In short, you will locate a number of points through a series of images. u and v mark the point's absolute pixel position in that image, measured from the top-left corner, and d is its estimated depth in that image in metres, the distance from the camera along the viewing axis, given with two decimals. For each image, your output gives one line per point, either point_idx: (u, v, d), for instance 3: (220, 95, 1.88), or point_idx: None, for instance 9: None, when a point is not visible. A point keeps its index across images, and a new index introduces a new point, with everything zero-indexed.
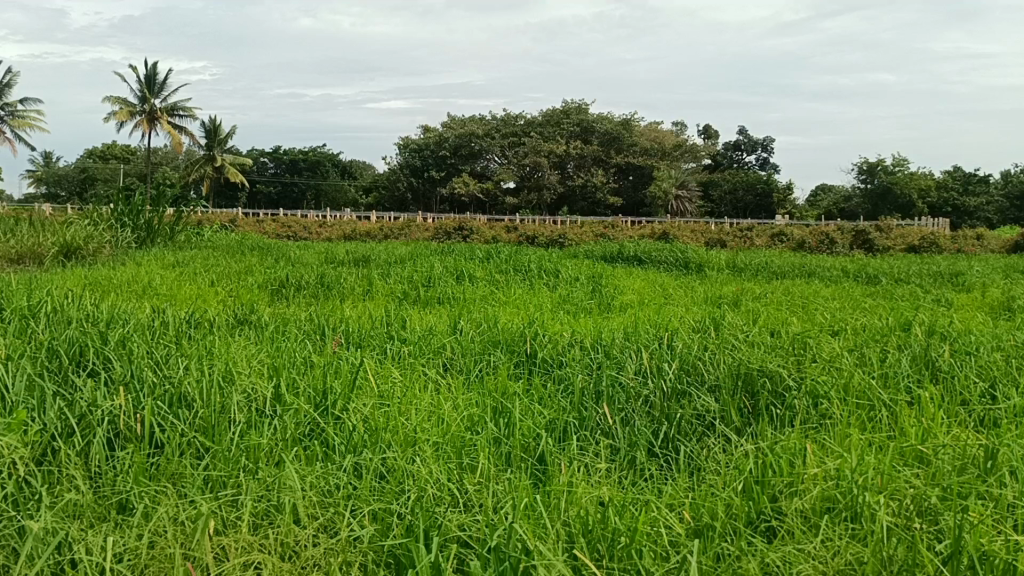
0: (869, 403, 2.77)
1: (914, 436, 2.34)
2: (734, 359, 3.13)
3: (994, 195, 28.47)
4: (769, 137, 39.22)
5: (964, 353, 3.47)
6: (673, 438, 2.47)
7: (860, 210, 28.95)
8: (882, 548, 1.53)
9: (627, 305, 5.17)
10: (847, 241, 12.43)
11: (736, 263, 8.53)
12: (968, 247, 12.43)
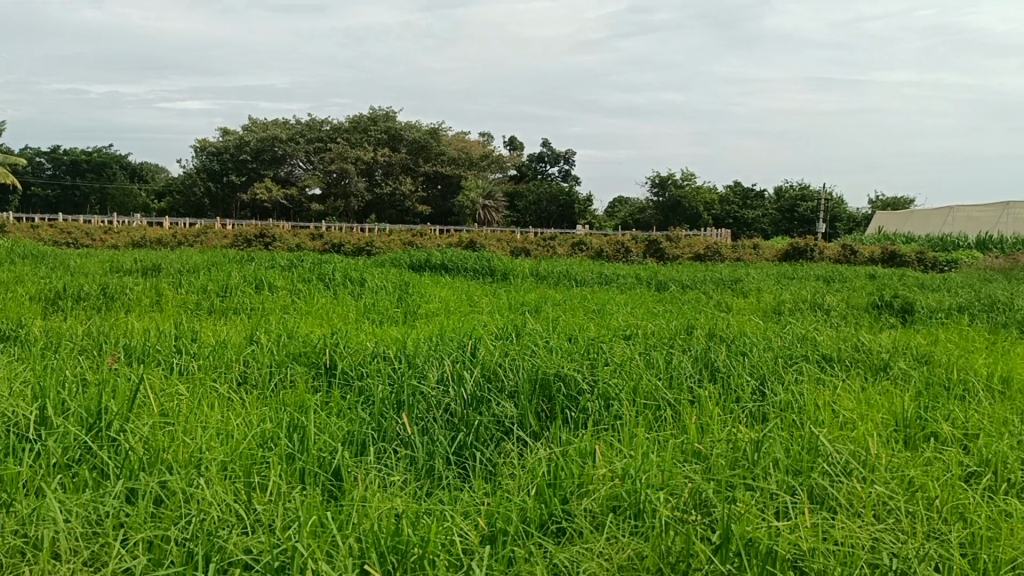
0: (655, 403, 2.94)
1: (695, 434, 2.49)
2: (533, 364, 3.20)
3: (768, 210, 31.18)
4: (570, 151, 40.81)
5: (739, 355, 3.76)
6: (471, 445, 2.49)
7: (654, 222, 30.73)
8: (663, 541, 1.62)
9: (432, 314, 5.19)
10: (640, 250, 13.17)
11: (539, 271, 8.77)
12: (746, 256, 13.51)
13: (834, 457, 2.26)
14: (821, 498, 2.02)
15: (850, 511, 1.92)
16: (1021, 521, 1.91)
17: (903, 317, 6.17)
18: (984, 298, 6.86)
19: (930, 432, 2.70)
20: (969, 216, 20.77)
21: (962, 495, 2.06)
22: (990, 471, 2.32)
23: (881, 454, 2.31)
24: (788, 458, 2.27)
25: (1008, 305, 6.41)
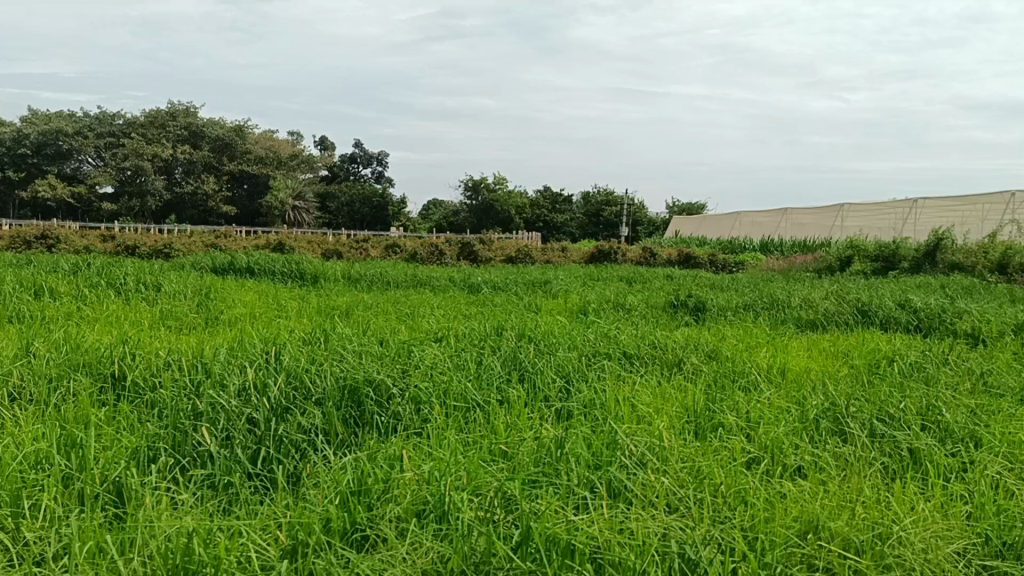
0: (465, 405, 2.95)
1: (502, 433, 2.53)
2: (341, 369, 3.12)
3: (576, 214, 32.43)
4: (383, 153, 40.50)
5: (547, 354, 3.86)
6: (273, 456, 2.39)
7: (467, 225, 31.09)
8: (465, 543, 1.63)
9: (235, 319, 4.96)
10: (454, 253, 13.29)
11: (350, 274, 8.63)
12: (556, 258, 13.94)
13: (631, 451, 2.37)
14: (618, 492, 2.11)
15: (645, 502, 2.02)
16: (794, 501, 2.09)
17: (696, 315, 6.60)
18: (765, 297, 7.48)
19: (717, 422, 2.90)
20: (754, 221, 22.59)
21: (743, 480, 2.22)
22: (767, 456, 2.52)
23: (673, 446, 2.45)
24: (589, 453, 2.36)
25: (786, 302, 7.02)
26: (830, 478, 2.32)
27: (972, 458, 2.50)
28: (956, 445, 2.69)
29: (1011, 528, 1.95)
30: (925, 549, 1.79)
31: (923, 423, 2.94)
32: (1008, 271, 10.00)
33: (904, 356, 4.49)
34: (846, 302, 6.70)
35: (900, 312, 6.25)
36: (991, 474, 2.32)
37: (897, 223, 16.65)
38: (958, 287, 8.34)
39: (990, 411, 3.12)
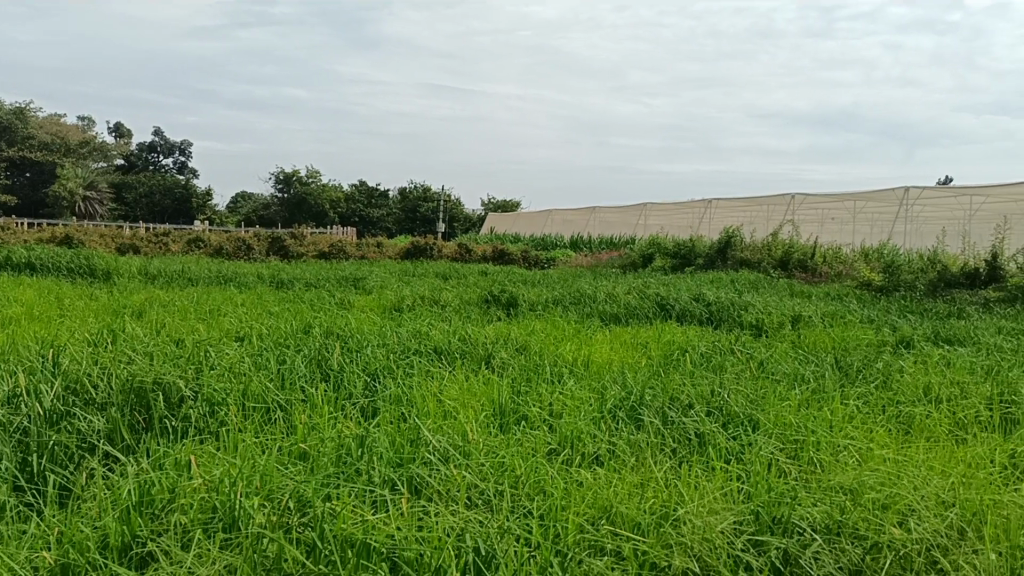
0: (264, 406, 2.84)
1: (302, 434, 2.45)
2: (128, 371, 2.91)
3: (392, 209, 32.29)
4: (186, 142, 38.38)
5: (353, 352, 3.79)
6: (45, 469, 2.19)
7: (279, 219, 30.07)
8: (254, 551, 1.57)
9: (9, 318, 4.52)
10: (263, 248, 12.83)
11: (148, 270, 8.09)
12: (370, 254, 13.76)
13: (434, 446, 2.36)
14: (419, 489, 2.10)
15: (447, 497, 2.02)
16: (589, 487, 2.17)
17: (508, 310, 6.73)
18: (573, 291, 7.76)
19: (521, 415, 2.96)
20: (564, 219, 23.36)
21: (543, 470, 2.28)
22: (567, 446, 2.61)
23: (476, 439, 2.47)
24: (391, 450, 2.34)
25: (592, 296, 7.30)
26: (623, 465, 2.43)
27: (749, 439, 2.71)
28: (736, 429, 2.90)
29: (779, 503, 2.12)
30: (704, 525, 1.91)
31: (708, 409, 3.15)
32: (788, 267, 10.93)
33: (696, 346, 4.80)
34: (647, 297, 7.07)
35: (694, 305, 6.68)
36: (765, 454, 2.51)
37: (694, 222, 17.79)
38: (746, 282, 9.01)
39: (766, 395, 3.39)
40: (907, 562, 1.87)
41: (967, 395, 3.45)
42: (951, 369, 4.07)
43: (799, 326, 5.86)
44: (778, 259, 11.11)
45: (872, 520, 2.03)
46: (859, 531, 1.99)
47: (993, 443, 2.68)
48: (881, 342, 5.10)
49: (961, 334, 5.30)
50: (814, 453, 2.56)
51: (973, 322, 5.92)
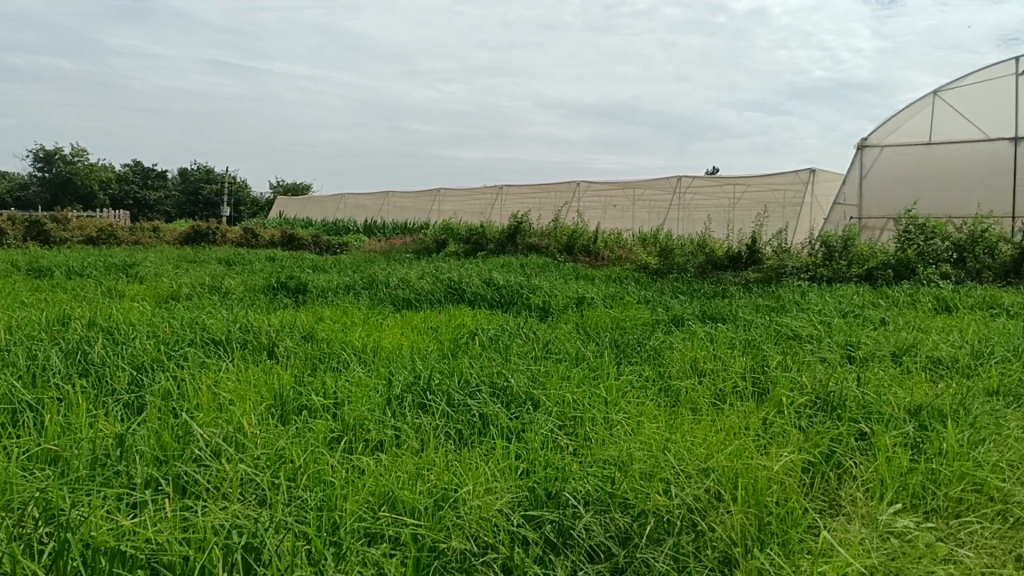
0: (9, 407, 2.56)
1: (52, 437, 2.23)
2: None
3: (171, 191, 30.36)
4: None
5: (119, 344, 3.51)
6: None
7: (39, 201, 27.37)
8: None
9: None
10: (19, 233, 11.64)
11: None
12: (146, 239, 12.86)
13: (205, 441, 2.24)
14: (187, 487, 1.98)
15: (216, 494, 1.92)
16: (369, 475, 2.14)
17: (297, 296, 6.52)
18: (364, 277, 7.63)
19: (302, 405, 2.88)
20: (357, 203, 23.02)
21: (322, 459, 2.22)
22: (349, 433, 2.56)
23: (252, 432, 2.37)
24: (156, 448, 2.19)
25: (384, 281, 7.22)
26: (406, 450, 2.42)
27: (530, 417, 2.79)
28: (517, 408, 2.98)
29: (554, 479, 2.20)
30: (480, 506, 1.94)
31: (493, 390, 3.22)
32: (574, 251, 11.38)
33: (484, 330, 4.87)
34: (439, 282, 7.10)
35: (485, 289, 6.79)
36: (544, 432, 2.60)
37: (486, 208, 18.12)
38: (534, 266, 9.29)
39: (549, 375, 3.51)
40: (669, 526, 1.99)
41: (726, 367, 3.75)
42: (714, 345, 4.40)
43: (582, 307, 6.13)
44: (564, 244, 11.56)
45: (639, 489, 2.15)
46: (628, 501, 2.10)
47: (747, 412, 2.92)
48: (655, 321, 5.44)
49: (724, 312, 5.75)
50: (589, 429, 2.68)
51: (735, 301, 6.46)
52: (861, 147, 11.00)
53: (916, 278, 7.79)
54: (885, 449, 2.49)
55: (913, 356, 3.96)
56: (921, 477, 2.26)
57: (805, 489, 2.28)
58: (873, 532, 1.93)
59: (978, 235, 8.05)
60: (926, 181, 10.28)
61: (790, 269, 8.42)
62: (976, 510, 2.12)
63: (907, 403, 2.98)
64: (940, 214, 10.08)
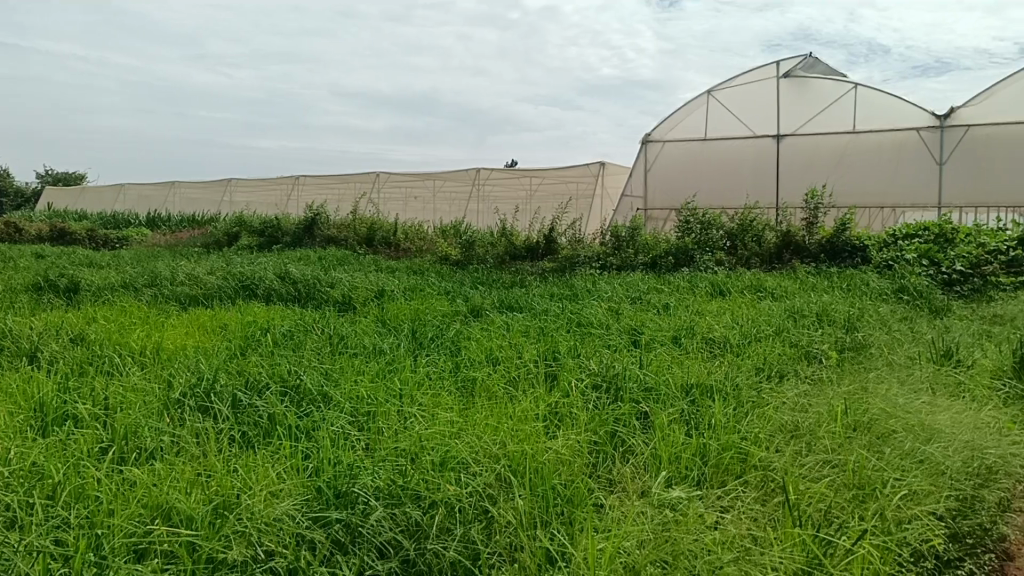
0: None
1: None
2: None
3: None
4: None
5: None
6: None
7: None
8: None
9: None
10: None
11: None
12: None
13: None
14: None
15: None
16: (141, 485, 2.00)
17: (67, 297, 5.97)
18: (145, 273, 7.11)
19: (68, 414, 2.64)
20: (139, 194, 21.49)
21: (87, 472, 2.05)
22: (120, 442, 2.38)
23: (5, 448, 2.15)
24: None
25: (168, 277, 6.77)
26: (184, 457, 2.27)
27: (322, 414, 2.71)
28: (307, 406, 2.89)
29: (344, 476, 2.14)
30: (261, 511, 1.86)
31: (283, 389, 3.10)
32: (373, 244, 11.25)
33: (277, 326, 4.69)
34: (231, 277, 6.77)
35: (280, 283, 6.54)
36: (334, 429, 2.53)
37: (281, 199, 17.50)
38: (332, 259, 9.06)
39: (343, 370, 3.44)
40: (462, 515, 2.00)
41: (520, 355, 3.83)
42: (510, 334, 4.49)
43: (381, 300, 6.05)
44: (363, 236, 11.38)
45: (430, 480, 2.14)
46: (419, 492, 2.08)
47: (537, 398, 3.00)
48: (455, 313, 5.47)
49: (521, 301, 5.88)
50: (382, 423, 2.64)
51: (532, 289, 6.64)
52: (645, 142, 11.58)
53: (695, 265, 8.36)
54: (663, 427, 2.63)
55: (691, 337, 4.24)
56: (692, 451, 2.42)
57: (590, 469, 2.37)
58: (650, 505, 2.04)
59: (747, 224, 8.74)
60: (703, 175, 11.04)
61: (583, 258, 8.79)
62: (741, 478, 2.29)
63: (684, 381, 3.18)
64: (715, 206, 10.94)
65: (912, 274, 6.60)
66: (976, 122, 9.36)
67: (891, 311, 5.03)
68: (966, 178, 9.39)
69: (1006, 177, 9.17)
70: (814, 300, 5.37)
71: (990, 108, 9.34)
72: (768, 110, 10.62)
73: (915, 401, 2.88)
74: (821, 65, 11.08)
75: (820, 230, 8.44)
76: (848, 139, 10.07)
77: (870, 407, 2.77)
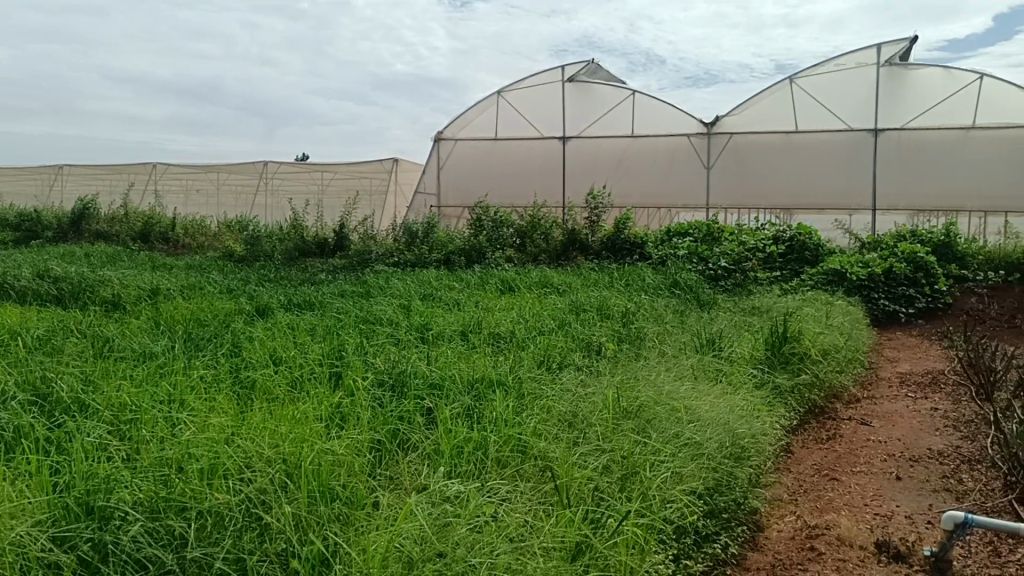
0: None
1: None
2: None
3: None
4: None
5: None
6: None
7: None
8: None
9: None
10: None
11: None
12: None
13: None
14: None
15: None
16: None
17: None
18: None
19: None
20: None
21: None
22: None
23: None
24: None
25: None
26: None
27: (77, 425, 2.49)
28: (59, 416, 2.64)
29: (97, 490, 1.98)
30: None
31: (33, 398, 2.82)
32: (150, 239, 10.50)
33: (30, 329, 4.25)
34: None
35: (38, 283, 5.95)
36: (90, 440, 2.34)
37: (42, 190, 15.94)
38: (101, 255, 8.36)
39: (106, 375, 3.18)
40: (230, 523, 1.90)
41: (304, 354, 3.71)
42: (295, 333, 4.35)
43: (156, 300, 5.66)
44: (138, 231, 10.59)
45: (196, 488, 2.02)
46: (183, 503, 1.96)
47: (318, 398, 2.91)
48: (237, 312, 5.22)
49: (310, 299, 5.72)
50: (146, 430, 2.46)
51: (322, 287, 6.47)
52: (437, 140, 11.66)
53: (486, 261, 8.53)
54: (446, 422, 2.64)
55: (479, 333, 4.30)
56: (473, 444, 2.45)
57: (371, 468, 2.34)
58: (430, 500, 2.03)
59: (535, 222, 9.01)
60: (494, 174, 11.30)
61: (376, 255, 8.70)
62: (521, 470, 2.34)
63: (469, 376, 3.21)
64: (506, 204, 11.28)
65: (683, 269, 7.10)
66: (738, 131, 10.20)
67: (665, 305, 5.36)
68: (730, 182, 10.23)
69: (763, 182, 10.08)
70: (596, 295, 5.62)
71: (749, 117, 10.21)
72: (554, 112, 10.98)
73: (679, 387, 3.09)
74: (603, 71, 11.61)
75: (602, 228, 8.87)
76: (628, 143, 10.66)
77: (640, 394, 2.94)
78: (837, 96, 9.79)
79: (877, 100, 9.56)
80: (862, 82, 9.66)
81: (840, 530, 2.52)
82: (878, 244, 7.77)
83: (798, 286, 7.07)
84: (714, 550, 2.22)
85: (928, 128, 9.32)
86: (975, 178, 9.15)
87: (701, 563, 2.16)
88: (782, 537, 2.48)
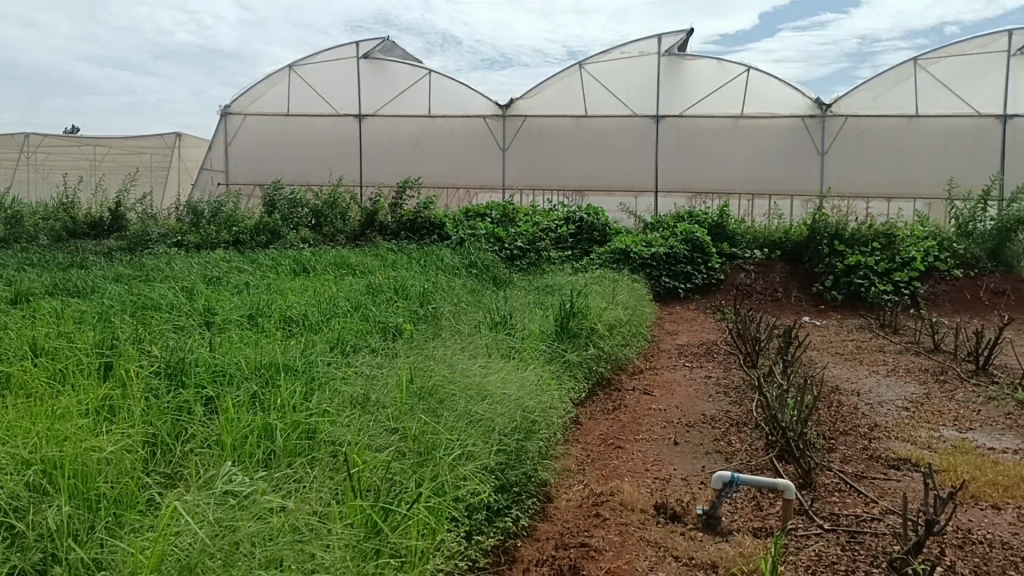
0: None
1: None
2: None
3: None
4: None
5: None
6: None
7: None
8: None
9: None
10: None
11: None
12: None
13: None
14: None
15: None
16: None
17: None
18: None
19: None
20: None
21: None
22: None
23: None
24: None
25: None
26: None
27: None
28: None
29: None
30: None
31: None
32: None
33: None
34: None
35: None
36: None
37: None
38: None
39: None
40: None
41: (69, 343, 3.40)
42: (58, 321, 3.98)
43: None
44: None
45: None
46: None
47: (84, 390, 2.68)
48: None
49: (79, 284, 5.24)
50: None
51: (94, 270, 5.97)
52: (225, 114, 11.07)
53: (280, 241, 8.22)
54: (229, 411, 2.50)
55: (269, 316, 4.13)
56: (258, 433, 2.34)
57: (144, 464, 2.17)
58: (208, 494, 1.91)
59: (331, 201, 8.79)
60: (288, 151, 10.91)
61: (156, 236, 8.15)
62: (308, 456, 2.26)
63: (256, 362, 3.07)
64: (301, 180, 10.94)
65: (479, 250, 7.19)
66: (532, 113, 10.44)
67: (461, 284, 5.39)
68: (525, 163, 10.49)
69: (556, 164, 10.42)
70: (393, 275, 5.55)
71: (542, 101, 10.47)
72: (349, 89, 10.72)
73: (471, 366, 3.11)
74: (399, 49, 11.47)
75: (400, 209, 8.79)
76: (424, 122, 10.62)
77: (433, 374, 2.93)
78: (623, 83, 10.23)
79: (659, 89, 10.09)
80: (645, 71, 10.16)
81: (622, 496, 2.65)
82: (659, 224, 8.21)
83: (588, 265, 7.39)
84: (505, 524, 2.26)
85: (704, 116, 9.98)
86: (741, 164, 9.98)
87: (492, 538, 2.19)
88: (569, 506, 2.57)
